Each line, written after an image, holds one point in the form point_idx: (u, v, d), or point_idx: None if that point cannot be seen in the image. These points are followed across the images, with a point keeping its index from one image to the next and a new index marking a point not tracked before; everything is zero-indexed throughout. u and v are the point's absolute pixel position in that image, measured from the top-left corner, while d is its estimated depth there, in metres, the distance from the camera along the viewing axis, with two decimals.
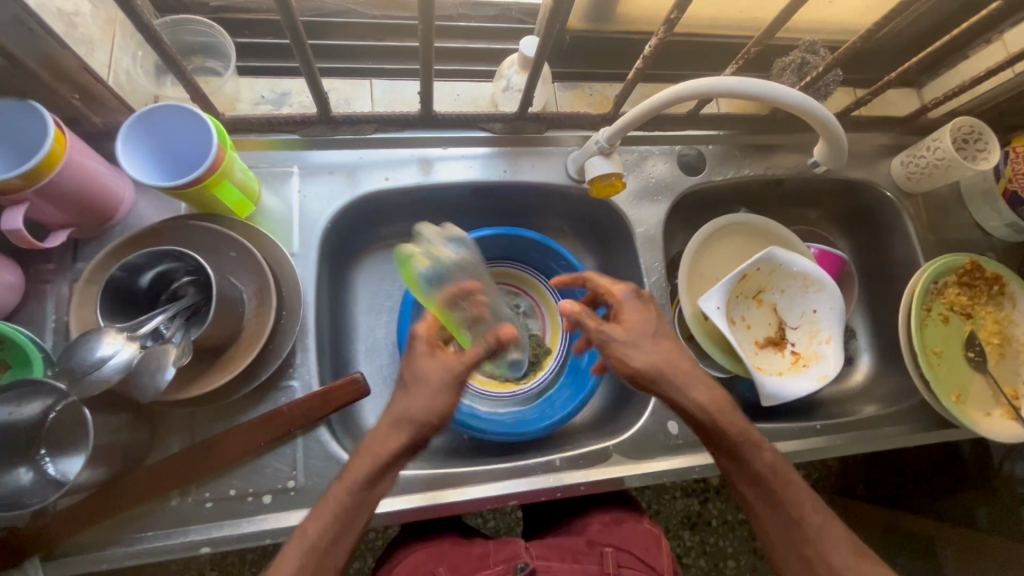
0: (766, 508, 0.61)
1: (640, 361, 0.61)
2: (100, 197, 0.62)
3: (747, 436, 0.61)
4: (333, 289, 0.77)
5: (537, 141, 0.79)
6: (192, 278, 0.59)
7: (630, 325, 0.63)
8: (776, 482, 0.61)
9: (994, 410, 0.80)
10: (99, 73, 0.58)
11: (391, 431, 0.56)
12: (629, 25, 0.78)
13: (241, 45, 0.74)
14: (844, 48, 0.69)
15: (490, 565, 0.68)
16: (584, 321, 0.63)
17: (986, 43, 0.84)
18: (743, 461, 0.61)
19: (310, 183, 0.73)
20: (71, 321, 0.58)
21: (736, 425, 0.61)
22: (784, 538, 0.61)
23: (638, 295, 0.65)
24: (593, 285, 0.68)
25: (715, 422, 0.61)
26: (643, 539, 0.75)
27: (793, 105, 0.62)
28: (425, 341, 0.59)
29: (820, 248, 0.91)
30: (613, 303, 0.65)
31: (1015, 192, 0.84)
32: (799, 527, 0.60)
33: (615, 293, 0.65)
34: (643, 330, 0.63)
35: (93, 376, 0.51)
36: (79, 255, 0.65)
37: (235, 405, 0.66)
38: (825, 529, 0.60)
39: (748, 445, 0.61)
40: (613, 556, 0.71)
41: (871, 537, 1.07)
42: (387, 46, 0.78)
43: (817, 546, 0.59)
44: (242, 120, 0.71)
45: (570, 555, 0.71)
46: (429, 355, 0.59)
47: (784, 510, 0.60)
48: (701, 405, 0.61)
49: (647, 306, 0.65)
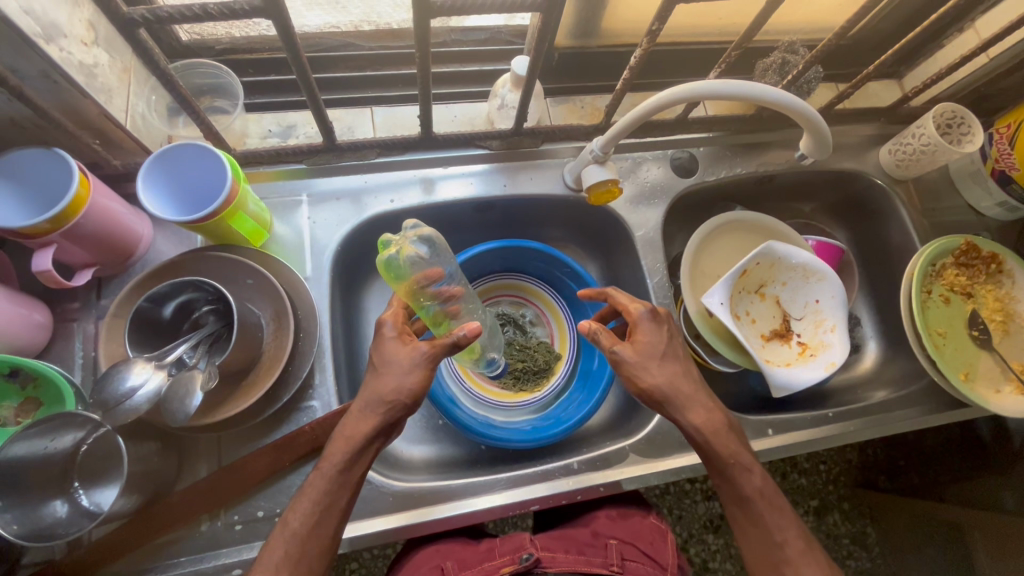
0: (750, 527, 0.62)
1: (648, 381, 0.62)
2: (122, 236, 0.65)
3: (739, 459, 0.62)
4: (345, 311, 0.80)
5: (533, 155, 0.82)
6: (212, 307, 0.62)
7: (641, 346, 0.63)
8: (762, 503, 0.62)
9: (1003, 387, 0.81)
10: (118, 118, 0.61)
11: (367, 415, 0.58)
12: (614, 39, 0.81)
13: (248, 83, 0.77)
14: (821, 46, 0.72)
15: (495, 557, 0.70)
16: (600, 338, 0.65)
17: (959, 31, 0.87)
18: (731, 482, 0.62)
19: (319, 210, 0.76)
20: (100, 355, 0.61)
21: (728, 447, 0.62)
22: (762, 558, 0.62)
23: (654, 314, 0.65)
24: (614, 301, 0.69)
25: (707, 444, 0.62)
26: (648, 534, 0.76)
27: (779, 103, 0.65)
28: (393, 328, 0.61)
29: (818, 240, 0.93)
30: (631, 318, 0.65)
31: (1003, 171, 0.86)
32: (777, 548, 0.61)
33: (632, 311, 0.66)
34: (653, 351, 0.63)
35: (124, 405, 0.53)
36: (103, 292, 0.68)
37: (259, 428, 0.68)
38: (804, 553, 0.60)
39: (737, 468, 0.62)
40: (617, 549, 0.72)
41: (903, 529, 1.07)
42: (385, 74, 0.82)
43: (795, 567, 0.60)
44: (251, 154, 0.74)
45: (575, 547, 0.72)
46: (399, 343, 0.61)
47: (767, 533, 0.61)
48: (697, 427, 0.62)
49: (662, 327, 0.65)
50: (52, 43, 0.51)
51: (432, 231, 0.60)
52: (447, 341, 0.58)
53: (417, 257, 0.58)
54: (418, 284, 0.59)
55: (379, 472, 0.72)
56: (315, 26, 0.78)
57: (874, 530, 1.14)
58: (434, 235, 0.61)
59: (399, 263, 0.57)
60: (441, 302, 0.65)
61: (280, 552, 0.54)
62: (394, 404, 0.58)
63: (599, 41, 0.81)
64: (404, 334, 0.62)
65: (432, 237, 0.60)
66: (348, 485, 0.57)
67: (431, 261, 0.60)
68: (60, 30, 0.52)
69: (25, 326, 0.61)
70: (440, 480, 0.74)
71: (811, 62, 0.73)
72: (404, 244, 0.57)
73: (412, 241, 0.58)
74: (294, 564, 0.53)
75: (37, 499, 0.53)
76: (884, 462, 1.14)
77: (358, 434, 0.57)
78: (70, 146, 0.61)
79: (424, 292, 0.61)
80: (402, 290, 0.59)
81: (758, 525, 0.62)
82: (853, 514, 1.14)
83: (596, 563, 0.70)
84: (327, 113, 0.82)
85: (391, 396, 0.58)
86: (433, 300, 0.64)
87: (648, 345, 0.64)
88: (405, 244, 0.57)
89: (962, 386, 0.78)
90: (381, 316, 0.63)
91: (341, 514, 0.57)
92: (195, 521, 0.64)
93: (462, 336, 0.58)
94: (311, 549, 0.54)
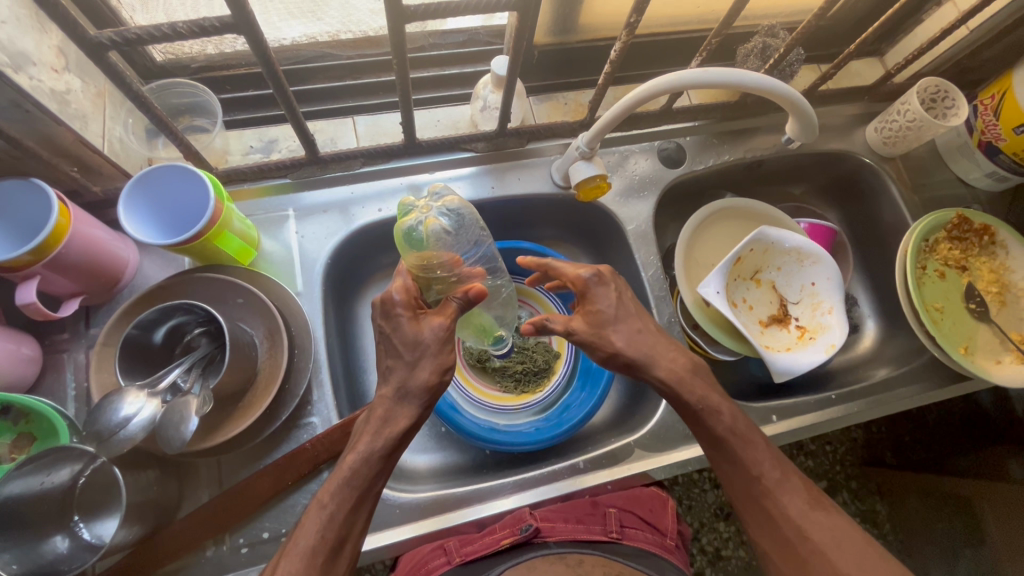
0: (728, 466, 0.62)
1: (609, 349, 0.62)
2: (108, 263, 0.64)
3: (706, 402, 0.62)
4: (340, 323, 0.79)
5: (520, 155, 0.82)
6: (203, 329, 0.61)
7: (594, 316, 0.63)
8: (736, 442, 0.61)
9: (1004, 357, 0.80)
10: (95, 144, 0.60)
11: (371, 437, 0.56)
12: (593, 33, 0.81)
13: (226, 101, 0.76)
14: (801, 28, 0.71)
15: (493, 531, 0.69)
16: (550, 323, 0.62)
17: (937, 5, 0.86)
18: (702, 425, 0.62)
19: (306, 224, 0.76)
20: (92, 386, 0.60)
21: (694, 392, 0.62)
22: (744, 493, 0.61)
23: (599, 277, 0.63)
24: (557, 272, 0.66)
25: (674, 393, 0.62)
26: (648, 502, 0.77)
27: (761, 87, 0.64)
28: (406, 307, 0.57)
29: (810, 223, 0.94)
30: (577, 287, 0.64)
31: (989, 142, 0.87)
32: (756, 482, 0.60)
33: (577, 278, 0.64)
34: (607, 318, 0.63)
35: (119, 435, 0.52)
36: (91, 321, 0.67)
37: (259, 449, 0.67)
38: (781, 483, 0.60)
39: (707, 411, 0.61)
40: (616, 516, 0.71)
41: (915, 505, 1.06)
42: (364, 83, 0.81)
43: (775, 497, 0.60)
44: (234, 172, 0.73)
45: (574, 515, 0.70)
46: (417, 321, 0.58)
47: (743, 467, 0.61)
48: (676, 390, 0.62)
49: (608, 288, 0.63)
50: (20, 72, 0.50)
51: (459, 207, 0.64)
52: (455, 302, 0.59)
53: (443, 231, 0.60)
54: (440, 253, 0.60)
55: (387, 486, 0.71)
56: (291, 38, 0.76)
57: (884, 506, 1.13)
58: (462, 207, 0.65)
59: (420, 234, 0.59)
60: (455, 272, 0.62)
61: (316, 534, 0.52)
62: (396, 414, 0.57)
63: (578, 36, 0.81)
64: (419, 311, 0.59)
65: (457, 207, 0.64)
66: (384, 474, 0.57)
67: (455, 237, 0.62)
68: (28, 59, 0.51)
69: (13, 361, 0.60)
70: (447, 488, 0.73)
71: (793, 44, 0.73)
72: (428, 217, 0.60)
73: (436, 214, 0.61)
74: (329, 551, 0.52)
75: (37, 537, 0.52)
76: (889, 437, 1.14)
77: (396, 430, 0.56)
78: (47, 176, 0.60)
79: (440, 264, 0.60)
80: (413, 260, 0.59)
81: (734, 461, 0.61)
82: (863, 491, 1.13)
83: (596, 530, 0.69)
84: (309, 126, 0.81)
85: (389, 408, 0.57)
86: (443, 273, 0.62)
87: (635, 332, 0.63)
88: (430, 214, 0.61)
89: (959, 355, 0.78)
90: (389, 291, 0.58)
91: (362, 525, 0.55)
92: (198, 547, 0.63)
93: (466, 299, 0.58)
94: (351, 532, 0.54)
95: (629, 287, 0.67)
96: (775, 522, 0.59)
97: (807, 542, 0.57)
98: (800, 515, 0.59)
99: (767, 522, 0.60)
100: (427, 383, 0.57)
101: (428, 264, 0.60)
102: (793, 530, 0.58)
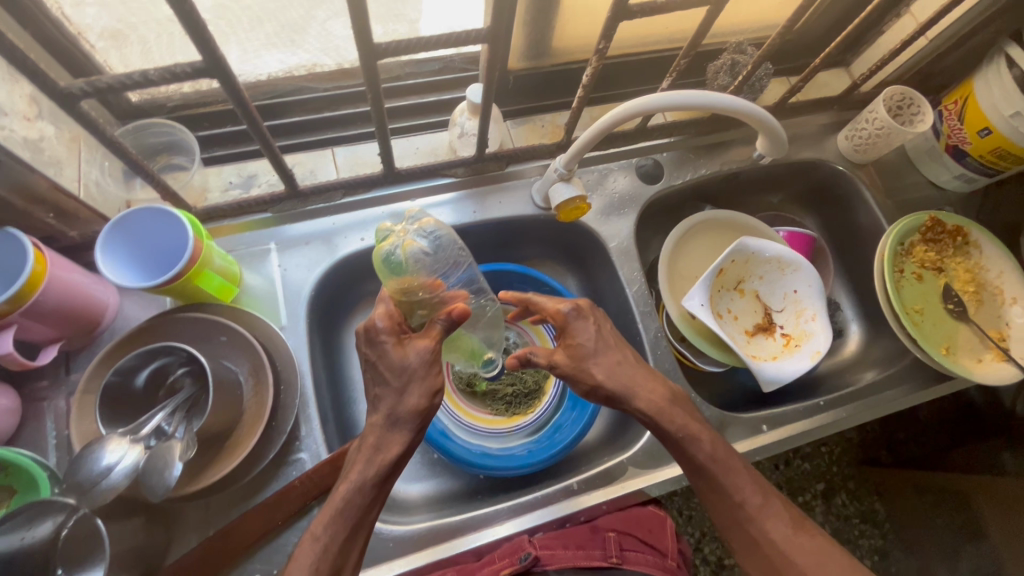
0: (711, 493, 0.62)
1: (590, 381, 0.62)
2: (87, 307, 0.63)
3: (686, 430, 0.61)
4: (326, 354, 0.79)
5: (500, 179, 0.83)
6: (187, 369, 0.59)
7: (575, 349, 0.63)
8: (717, 469, 0.61)
9: (984, 356, 0.82)
10: (71, 190, 0.60)
11: (360, 476, 0.55)
12: (566, 56, 0.82)
13: (203, 137, 0.76)
14: (766, 44, 0.73)
15: (491, 562, 0.67)
16: (535, 356, 0.64)
17: (897, 17, 0.89)
18: (683, 452, 0.62)
19: (288, 256, 0.76)
20: (73, 435, 0.58)
21: (676, 421, 0.62)
22: (728, 517, 0.61)
23: (578, 311, 0.64)
24: (536, 306, 0.67)
25: (656, 424, 0.62)
26: (648, 522, 0.76)
27: (714, 107, 0.65)
28: (390, 333, 0.57)
29: (789, 231, 0.96)
30: (558, 321, 0.65)
31: (957, 146, 0.89)
32: (739, 508, 0.60)
33: (558, 313, 0.65)
34: (588, 349, 0.63)
35: (101, 485, 0.52)
36: (72, 367, 0.66)
37: (248, 489, 0.66)
38: (764, 507, 0.60)
39: (687, 439, 0.61)
40: (616, 540, 0.71)
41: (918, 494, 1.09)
42: (341, 114, 0.82)
43: (757, 523, 0.60)
44: (213, 209, 0.73)
45: (573, 542, 0.69)
46: (402, 347, 0.57)
47: (727, 494, 0.61)
48: (664, 411, 0.62)
49: (588, 321, 0.64)
50: None
51: (436, 227, 0.63)
52: (439, 324, 0.59)
53: (421, 252, 0.60)
54: (421, 276, 0.60)
55: (380, 519, 0.70)
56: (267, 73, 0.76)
57: (883, 506, 1.15)
58: (440, 228, 0.64)
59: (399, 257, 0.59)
60: (437, 295, 0.63)
61: (309, 568, 0.51)
62: (388, 441, 0.57)
63: (550, 59, 0.82)
64: (403, 336, 0.58)
65: (434, 228, 0.63)
66: (374, 512, 0.56)
67: (434, 258, 0.62)
68: None
69: None
70: (441, 518, 0.72)
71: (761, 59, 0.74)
72: (406, 239, 0.60)
73: (413, 235, 0.61)
74: None
75: None
76: (883, 436, 1.16)
77: (385, 464, 0.56)
78: (22, 224, 0.60)
79: (421, 287, 0.61)
80: (394, 285, 0.60)
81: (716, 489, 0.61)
82: (861, 492, 1.15)
83: (597, 556, 0.68)
84: (289, 159, 0.81)
85: (377, 443, 0.56)
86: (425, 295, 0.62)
87: (620, 365, 0.63)
88: (407, 236, 0.60)
89: (939, 359, 0.79)
90: (373, 317, 0.58)
91: (354, 566, 0.54)
92: None
93: (448, 320, 0.58)
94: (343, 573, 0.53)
95: (609, 319, 0.68)
96: (759, 546, 0.59)
97: (793, 567, 0.57)
98: (783, 539, 0.59)
99: (752, 546, 0.60)
100: (415, 416, 0.57)
101: (408, 289, 0.60)
102: (779, 550, 0.58)
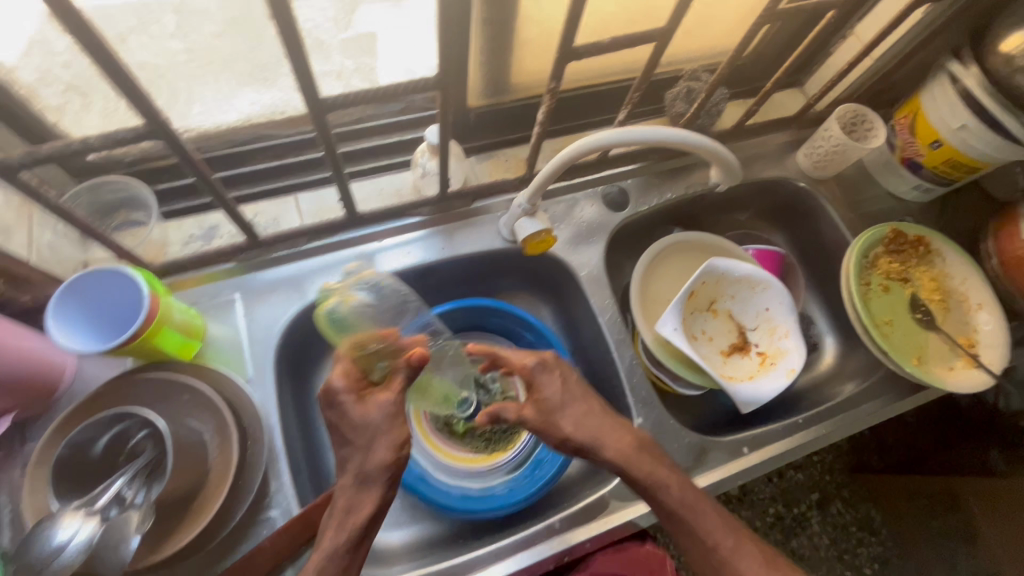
0: (683, 539, 0.61)
1: (559, 435, 0.62)
2: (41, 372, 0.61)
3: (654, 478, 0.61)
4: (298, 403, 0.77)
5: (466, 215, 0.83)
6: (147, 431, 0.56)
7: (542, 404, 0.63)
8: (688, 515, 0.60)
9: (956, 363, 0.83)
10: (21, 255, 0.59)
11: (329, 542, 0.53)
12: (525, 92, 0.83)
13: (162, 191, 0.75)
14: (719, 71, 0.76)
15: None
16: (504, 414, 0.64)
17: (844, 38, 0.92)
18: (654, 499, 0.61)
19: (254, 305, 0.75)
20: (26, 511, 0.56)
21: (644, 468, 0.61)
22: (703, 561, 0.61)
23: (543, 364, 0.64)
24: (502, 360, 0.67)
25: (624, 471, 0.61)
26: (647, 564, 0.79)
27: (664, 141, 0.66)
28: (350, 392, 0.56)
29: (757, 249, 0.97)
30: (524, 374, 0.64)
31: (912, 158, 0.92)
32: (713, 551, 0.60)
33: (523, 367, 0.64)
34: (555, 402, 0.63)
35: (54, 565, 0.49)
36: (28, 436, 0.64)
37: (216, 554, 0.63)
38: (738, 548, 0.60)
39: (655, 487, 0.60)
40: None
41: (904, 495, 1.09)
42: (303, 159, 0.82)
43: (733, 564, 0.59)
44: (173, 264, 0.72)
45: None
46: (363, 404, 0.56)
47: (699, 538, 0.60)
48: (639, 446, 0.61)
49: (553, 373, 0.64)
50: None
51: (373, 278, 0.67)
52: (400, 374, 0.57)
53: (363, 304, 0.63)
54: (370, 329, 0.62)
55: None
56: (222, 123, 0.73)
57: (879, 512, 1.15)
58: (378, 279, 0.68)
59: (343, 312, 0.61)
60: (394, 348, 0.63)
61: None
62: (361, 500, 0.55)
63: (510, 96, 0.83)
64: (363, 392, 0.57)
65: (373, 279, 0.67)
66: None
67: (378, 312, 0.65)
68: None
69: None
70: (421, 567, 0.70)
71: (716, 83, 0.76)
72: (347, 293, 0.62)
73: (353, 289, 0.63)
74: None
75: None
76: (873, 441, 1.16)
77: (359, 525, 0.54)
78: None
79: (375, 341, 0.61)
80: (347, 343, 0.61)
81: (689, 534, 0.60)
82: (855, 499, 1.15)
83: None
84: (251, 208, 0.80)
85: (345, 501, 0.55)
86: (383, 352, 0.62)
87: (587, 416, 0.63)
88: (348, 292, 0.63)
89: (910, 371, 0.80)
90: (329, 378, 0.57)
91: None
92: None
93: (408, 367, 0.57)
94: None
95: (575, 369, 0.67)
96: None
97: None
98: None
99: None
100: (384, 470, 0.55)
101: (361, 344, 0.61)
102: None
